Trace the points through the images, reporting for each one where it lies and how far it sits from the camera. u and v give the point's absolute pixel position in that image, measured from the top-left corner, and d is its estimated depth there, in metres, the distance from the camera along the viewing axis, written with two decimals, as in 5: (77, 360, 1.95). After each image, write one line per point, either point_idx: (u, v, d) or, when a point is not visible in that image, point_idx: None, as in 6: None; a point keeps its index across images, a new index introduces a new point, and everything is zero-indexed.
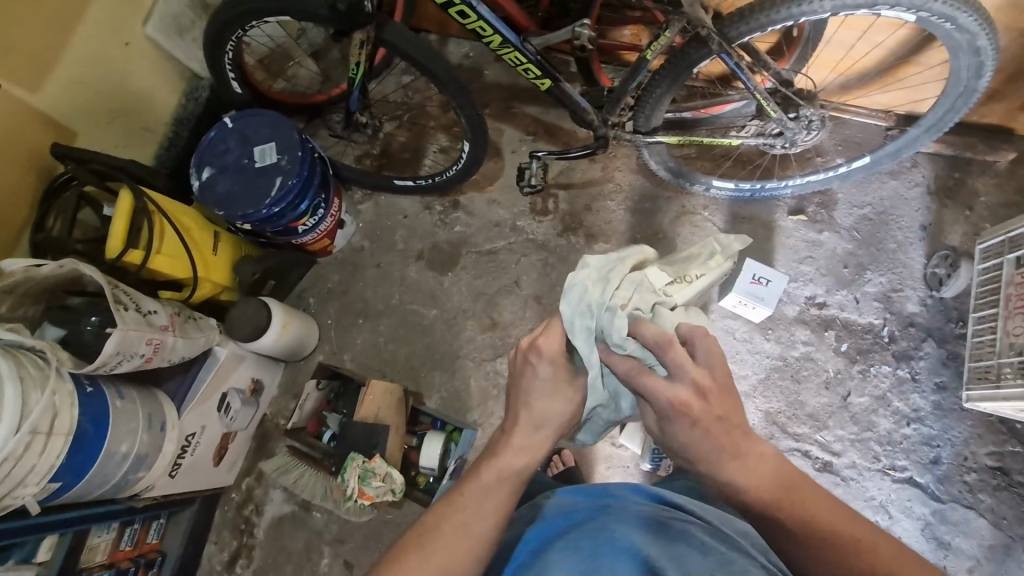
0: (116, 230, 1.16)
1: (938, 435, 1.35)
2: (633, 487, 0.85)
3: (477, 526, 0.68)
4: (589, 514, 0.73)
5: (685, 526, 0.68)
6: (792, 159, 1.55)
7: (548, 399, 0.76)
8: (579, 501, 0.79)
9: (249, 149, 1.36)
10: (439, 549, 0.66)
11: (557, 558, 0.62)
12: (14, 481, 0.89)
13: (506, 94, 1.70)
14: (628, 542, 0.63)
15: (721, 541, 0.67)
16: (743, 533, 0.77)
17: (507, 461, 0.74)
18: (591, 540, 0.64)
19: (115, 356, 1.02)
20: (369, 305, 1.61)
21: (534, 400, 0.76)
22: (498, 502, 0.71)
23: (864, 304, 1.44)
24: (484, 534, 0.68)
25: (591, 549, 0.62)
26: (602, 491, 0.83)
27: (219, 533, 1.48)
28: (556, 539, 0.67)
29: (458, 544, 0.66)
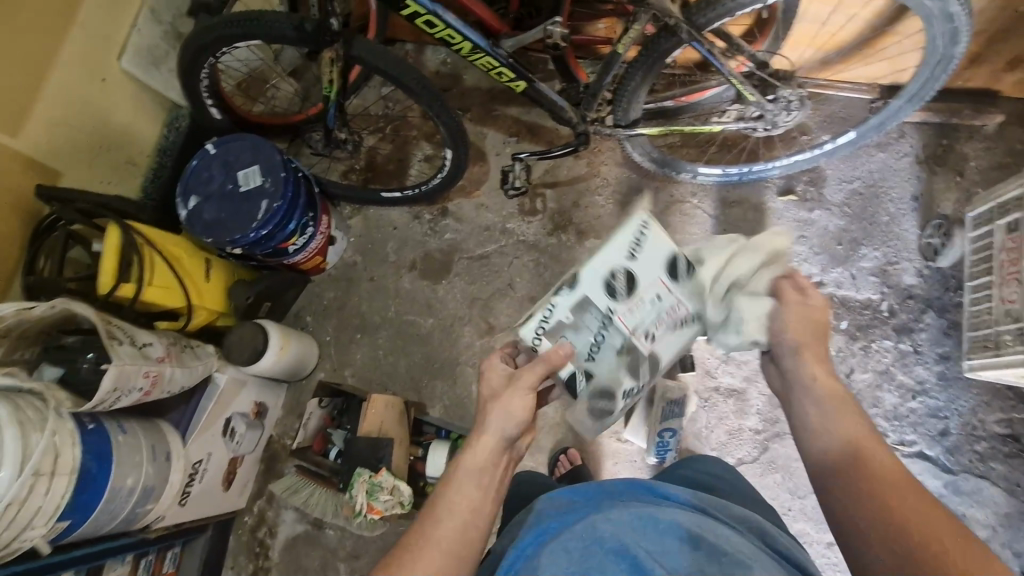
0: (105, 265, 1.18)
1: (945, 407, 1.34)
2: (627, 480, 0.83)
3: (448, 525, 0.76)
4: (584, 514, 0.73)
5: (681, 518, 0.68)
6: (777, 138, 1.54)
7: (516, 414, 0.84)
8: (575, 501, 0.80)
9: (233, 174, 1.36)
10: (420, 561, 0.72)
11: (549, 566, 0.63)
12: (21, 524, 0.89)
13: (486, 97, 1.70)
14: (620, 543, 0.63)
15: (715, 534, 0.67)
16: (740, 518, 0.76)
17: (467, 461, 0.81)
18: (581, 540, 0.65)
19: (114, 392, 1.03)
20: (367, 319, 1.61)
21: (500, 423, 0.83)
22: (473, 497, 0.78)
23: (861, 280, 1.43)
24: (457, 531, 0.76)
25: (581, 551, 0.63)
26: (598, 488, 0.83)
27: (236, 557, 1.48)
28: (549, 543, 0.68)
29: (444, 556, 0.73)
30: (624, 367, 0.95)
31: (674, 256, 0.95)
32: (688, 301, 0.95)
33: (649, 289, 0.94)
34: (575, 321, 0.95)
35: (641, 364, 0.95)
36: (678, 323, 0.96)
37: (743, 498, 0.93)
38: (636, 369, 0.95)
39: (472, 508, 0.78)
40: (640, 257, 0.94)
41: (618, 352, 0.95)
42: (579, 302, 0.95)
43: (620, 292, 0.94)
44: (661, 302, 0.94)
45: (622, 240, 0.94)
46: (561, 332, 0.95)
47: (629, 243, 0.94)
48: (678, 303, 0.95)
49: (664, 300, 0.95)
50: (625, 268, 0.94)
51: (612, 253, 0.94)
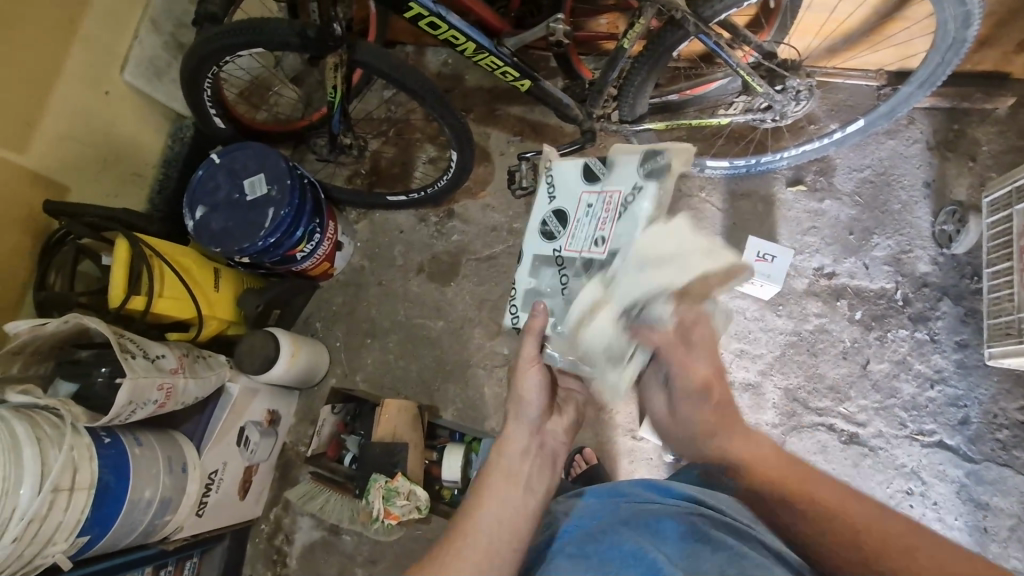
0: (116, 278, 1.18)
1: (964, 395, 1.32)
2: (649, 484, 0.85)
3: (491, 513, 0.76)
4: (602, 519, 0.74)
5: (699, 523, 0.68)
6: (786, 129, 1.52)
7: (537, 392, 0.87)
8: (593, 505, 0.81)
9: (239, 183, 1.36)
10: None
11: (565, 567, 0.63)
12: (42, 541, 0.89)
13: (488, 97, 1.69)
14: (638, 546, 0.63)
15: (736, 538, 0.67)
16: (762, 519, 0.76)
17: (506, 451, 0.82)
18: (594, 548, 0.65)
19: (128, 406, 1.03)
20: (376, 324, 1.61)
21: (525, 413, 0.86)
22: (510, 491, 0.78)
23: (875, 270, 1.41)
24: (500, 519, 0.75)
25: (598, 555, 0.64)
26: (615, 490, 0.84)
27: (254, 565, 1.49)
28: (566, 547, 0.69)
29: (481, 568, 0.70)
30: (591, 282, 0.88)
31: (584, 167, 0.96)
32: (616, 186, 0.89)
33: (578, 207, 0.95)
34: (539, 284, 0.98)
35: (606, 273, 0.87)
36: (618, 212, 0.88)
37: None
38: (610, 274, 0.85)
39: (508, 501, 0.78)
40: (558, 194, 0.99)
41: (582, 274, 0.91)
42: (531, 265, 1.00)
43: (556, 230, 0.97)
44: (591, 210, 0.92)
45: (540, 197, 1.03)
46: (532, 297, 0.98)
47: (546, 193, 1.01)
48: (607, 194, 0.90)
49: (594, 207, 0.92)
50: (552, 209, 0.99)
51: (541, 209, 1.02)
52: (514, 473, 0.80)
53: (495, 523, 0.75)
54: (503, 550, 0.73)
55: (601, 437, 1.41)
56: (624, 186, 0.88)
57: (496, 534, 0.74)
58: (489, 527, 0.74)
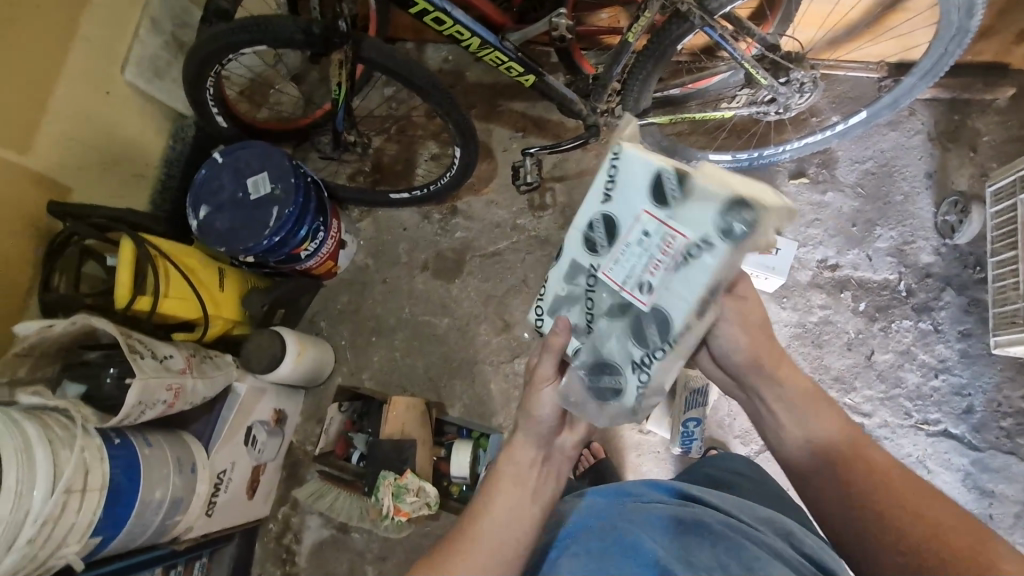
0: (121, 279, 1.17)
1: (969, 384, 1.33)
2: (654, 483, 0.85)
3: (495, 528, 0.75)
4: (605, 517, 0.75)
5: (697, 520, 0.69)
6: (788, 122, 1.52)
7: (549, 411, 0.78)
8: (599, 502, 0.82)
9: (242, 182, 1.35)
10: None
11: (568, 563, 0.66)
12: (55, 541, 0.89)
13: (490, 93, 1.69)
14: (640, 543, 0.65)
15: (742, 534, 0.67)
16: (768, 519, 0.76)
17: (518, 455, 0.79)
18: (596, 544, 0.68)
19: (138, 406, 1.03)
20: (382, 321, 1.61)
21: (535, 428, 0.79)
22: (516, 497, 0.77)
23: (878, 261, 1.42)
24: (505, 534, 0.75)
25: (599, 549, 0.66)
26: (620, 488, 0.85)
27: (263, 564, 1.49)
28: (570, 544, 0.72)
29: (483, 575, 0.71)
30: (626, 333, 0.77)
31: (658, 178, 0.75)
32: (685, 228, 0.73)
33: (632, 229, 0.77)
34: (570, 294, 0.83)
35: (646, 326, 0.76)
36: (680, 259, 0.73)
37: (768, 496, 0.92)
38: (645, 333, 0.76)
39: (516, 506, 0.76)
40: (617, 196, 0.79)
41: (614, 316, 0.79)
42: (567, 271, 0.83)
43: (603, 243, 0.80)
44: (648, 242, 0.75)
45: (595, 185, 0.80)
46: (560, 310, 0.83)
47: (603, 187, 0.80)
48: (672, 236, 0.74)
49: (651, 237, 0.75)
50: (606, 216, 0.79)
51: (588, 205, 0.81)
52: (523, 481, 0.78)
53: (502, 537, 0.74)
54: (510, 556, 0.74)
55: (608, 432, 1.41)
56: (697, 233, 0.72)
57: (503, 541, 0.74)
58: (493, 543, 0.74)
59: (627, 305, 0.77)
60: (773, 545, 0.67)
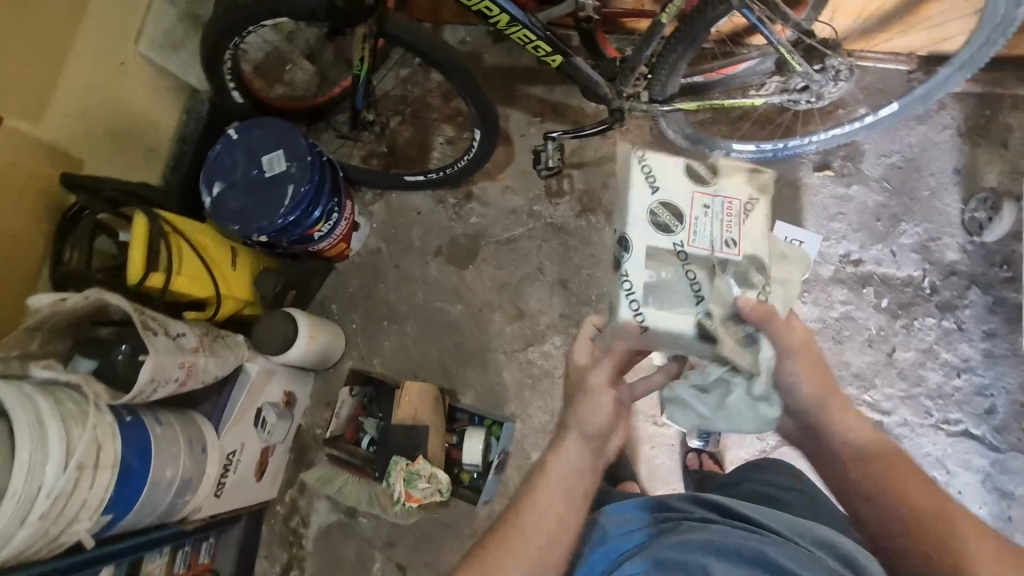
0: (134, 255, 1.15)
1: (991, 384, 1.31)
2: (694, 496, 0.85)
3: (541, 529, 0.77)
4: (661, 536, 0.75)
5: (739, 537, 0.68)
6: (815, 113, 1.49)
7: (601, 416, 0.87)
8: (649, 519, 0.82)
9: (256, 160, 1.33)
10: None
11: None
12: (67, 517, 0.88)
13: (508, 77, 1.65)
14: (694, 563, 0.65)
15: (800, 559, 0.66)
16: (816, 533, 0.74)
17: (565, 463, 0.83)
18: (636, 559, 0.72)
19: (151, 384, 1.01)
20: (393, 306, 1.58)
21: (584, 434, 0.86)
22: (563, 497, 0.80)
23: (902, 257, 1.39)
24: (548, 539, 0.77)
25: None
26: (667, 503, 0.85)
27: (270, 547, 1.48)
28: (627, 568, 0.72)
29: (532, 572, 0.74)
30: (734, 283, 0.82)
31: (686, 165, 0.86)
32: (733, 193, 0.85)
33: (693, 207, 0.84)
34: (661, 278, 0.81)
35: (748, 270, 0.83)
36: (742, 213, 0.85)
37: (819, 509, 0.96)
38: (749, 278, 0.82)
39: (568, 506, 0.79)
40: (660, 182, 0.85)
41: (718, 276, 0.82)
42: (648, 257, 0.82)
43: (671, 223, 0.83)
44: (711, 211, 0.84)
45: (635, 182, 0.85)
46: (668, 304, 0.79)
47: (644, 180, 0.85)
48: (726, 202, 0.85)
49: (713, 207, 0.85)
50: (660, 200, 0.84)
51: (637, 195, 0.84)
52: (572, 490, 0.81)
53: (551, 526, 0.77)
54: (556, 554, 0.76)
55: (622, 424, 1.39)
56: (745, 192, 0.86)
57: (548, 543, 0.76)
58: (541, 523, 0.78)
59: (721, 265, 0.82)
60: (822, 559, 0.65)
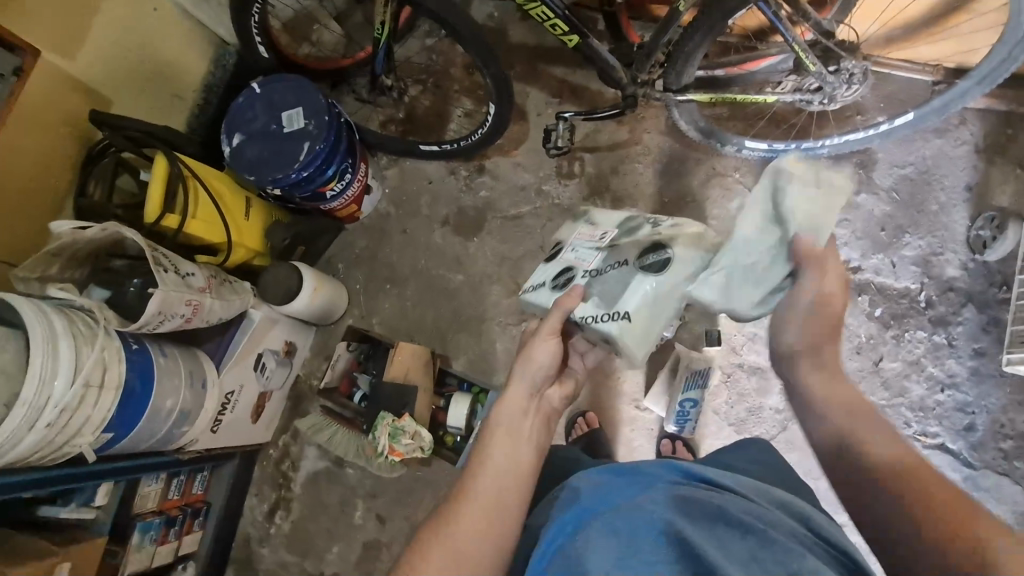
0: (152, 195, 1.20)
1: (973, 402, 1.32)
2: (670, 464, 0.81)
3: (493, 473, 0.82)
4: (627, 496, 0.72)
5: (710, 500, 0.69)
6: (831, 117, 1.48)
7: (548, 357, 0.95)
8: (615, 481, 0.79)
9: (276, 114, 1.37)
10: (465, 539, 0.75)
11: (597, 544, 0.63)
12: (71, 430, 0.95)
13: (531, 55, 1.67)
14: (667, 518, 0.63)
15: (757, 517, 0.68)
16: (781, 503, 0.76)
17: (508, 404, 0.91)
18: (628, 520, 0.65)
19: (158, 316, 1.07)
20: (397, 270, 1.63)
21: (532, 373, 0.94)
22: (506, 436, 0.88)
23: (901, 269, 1.40)
24: (504, 478, 0.82)
25: (628, 528, 0.64)
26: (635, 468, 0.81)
27: (260, 486, 1.55)
28: (592, 523, 0.68)
29: (488, 518, 0.77)
30: (629, 234, 0.97)
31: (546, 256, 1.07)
32: (576, 233, 1.05)
33: (568, 257, 1.02)
34: (614, 288, 0.92)
35: (634, 224, 0.97)
36: (593, 229, 1.02)
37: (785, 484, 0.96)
38: (633, 221, 0.98)
39: (515, 444, 0.87)
40: (542, 277, 1.05)
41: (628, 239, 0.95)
42: (589, 299, 0.94)
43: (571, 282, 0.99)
44: (578, 249, 1.02)
45: (539, 297, 1.02)
46: (622, 283, 0.91)
47: (539, 292, 1.02)
48: (577, 236, 1.04)
49: (577, 245, 1.02)
50: (558, 285, 1.00)
51: (547, 297, 1.01)
52: (517, 429, 0.89)
53: (505, 469, 0.83)
54: (508, 495, 0.80)
55: (605, 405, 1.43)
56: (585, 223, 1.06)
57: (502, 481, 0.82)
58: (490, 492, 0.80)
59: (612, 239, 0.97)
60: (790, 527, 0.68)
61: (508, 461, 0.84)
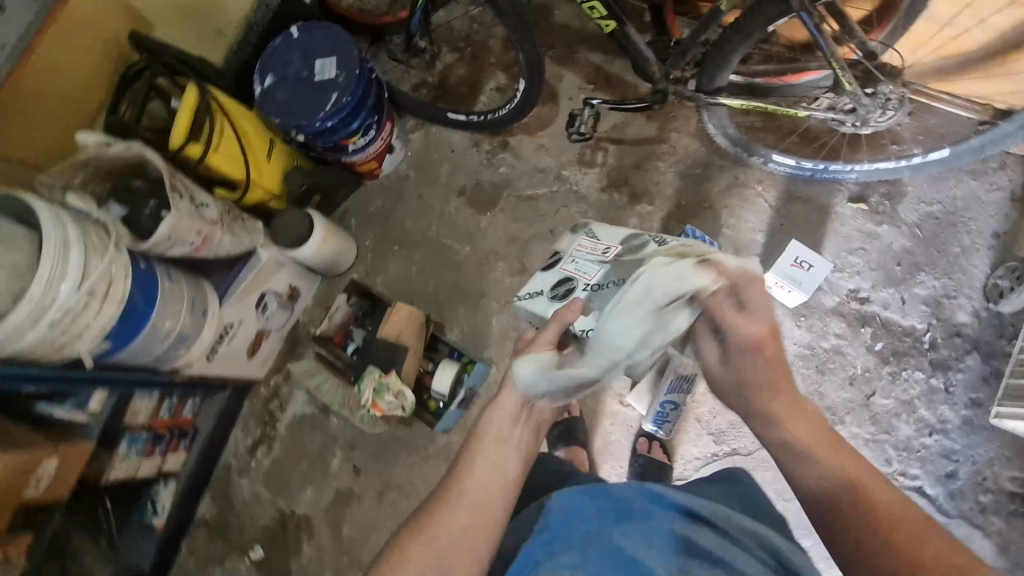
0: (180, 123, 1.24)
1: (960, 451, 1.30)
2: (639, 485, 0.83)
3: (477, 483, 0.78)
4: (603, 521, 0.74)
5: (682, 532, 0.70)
6: (865, 142, 1.45)
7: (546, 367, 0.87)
8: (587, 499, 0.79)
9: (310, 62, 1.38)
10: (450, 546, 0.72)
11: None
12: (72, 334, 0.99)
13: (572, 38, 1.65)
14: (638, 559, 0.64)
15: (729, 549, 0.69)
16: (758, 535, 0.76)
17: (497, 416, 0.84)
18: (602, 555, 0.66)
19: (167, 240, 1.11)
20: (407, 234, 1.65)
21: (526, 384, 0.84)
22: (496, 448, 0.81)
23: (910, 306, 1.37)
24: (488, 490, 0.77)
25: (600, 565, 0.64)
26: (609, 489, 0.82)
27: (247, 421, 1.60)
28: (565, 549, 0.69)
29: (472, 531, 0.74)
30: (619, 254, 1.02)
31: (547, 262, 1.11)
32: (576, 242, 1.10)
33: (569, 264, 1.06)
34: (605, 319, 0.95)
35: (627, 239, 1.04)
36: (595, 241, 1.07)
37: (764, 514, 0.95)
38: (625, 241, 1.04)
39: (500, 457, 0.81)
40: (539, 284, 1.08)
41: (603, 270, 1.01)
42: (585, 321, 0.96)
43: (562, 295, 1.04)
44: (577, 257, 1.06)
45: (533, 305, 1.06)
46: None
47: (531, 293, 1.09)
48: (578, 248, 1.08)
49: (579, 254, 1.06)
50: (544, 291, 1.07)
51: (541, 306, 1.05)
52: (507, 437, 0.82)
53: (487, 479, 0.78)
54: (492, 503, 0.77)
55: (589, 395, 1.44)
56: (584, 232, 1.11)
57: (484, 492, 0.77)
58: (479, 493, 0.77)
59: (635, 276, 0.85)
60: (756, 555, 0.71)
61: (501, 461, 0.81)
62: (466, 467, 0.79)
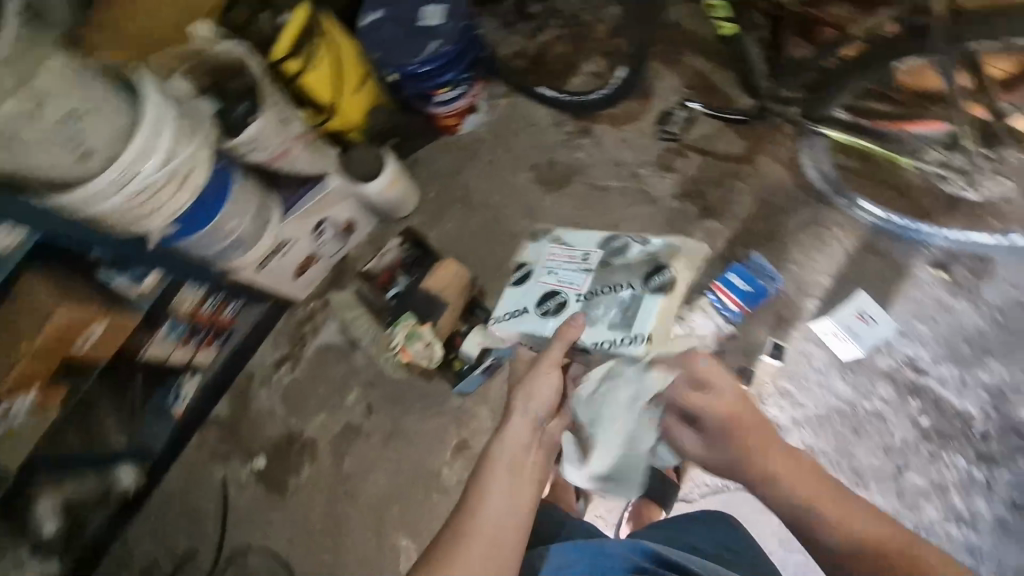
0: (285, 35, 1.28)
1: (985, 550, 1.21)
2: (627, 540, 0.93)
3: (492, 516, 0.85)
4: None
5: None
6: (964, 210, 1.36)
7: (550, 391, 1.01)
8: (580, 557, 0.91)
9: (419, 7, 1.45)
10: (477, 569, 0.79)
11: None
12: (148, 209, 1.04)
13: (680, 39, 1.61)
14: None
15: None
16: None
17: (500, 449, 0.94)
18: None
19: (251, 142, 1.18)
20: (470, 195, 1.64)
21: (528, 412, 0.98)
22: (505, 475, 0.90)
23: (969, 389, 1.29)
24: (497, 524, 0.84)
25: None
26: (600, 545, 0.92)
27: (278, 338, 1.65)
28: None
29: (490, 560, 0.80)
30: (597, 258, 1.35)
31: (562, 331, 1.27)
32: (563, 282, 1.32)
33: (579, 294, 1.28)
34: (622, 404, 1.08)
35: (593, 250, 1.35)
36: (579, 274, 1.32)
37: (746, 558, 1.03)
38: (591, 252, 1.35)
39: (510, 490, 0.88)
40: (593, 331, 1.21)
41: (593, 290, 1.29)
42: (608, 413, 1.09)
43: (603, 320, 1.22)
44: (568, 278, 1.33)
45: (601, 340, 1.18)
46: (633, 312, 1.19)
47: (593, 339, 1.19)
48: (549, 262, 1.38)
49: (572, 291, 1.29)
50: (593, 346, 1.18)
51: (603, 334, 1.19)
52: (514, 465, 0.92)
53: (500, 517, 0.85)
54: (506, 536, 0.83)
55: None
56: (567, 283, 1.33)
57: (499, 527, 0.84)
58: (491, 531, 0.83)
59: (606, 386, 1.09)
60: None
61: (509, 502, 0.87)
62: (479, 500, 0.87)
